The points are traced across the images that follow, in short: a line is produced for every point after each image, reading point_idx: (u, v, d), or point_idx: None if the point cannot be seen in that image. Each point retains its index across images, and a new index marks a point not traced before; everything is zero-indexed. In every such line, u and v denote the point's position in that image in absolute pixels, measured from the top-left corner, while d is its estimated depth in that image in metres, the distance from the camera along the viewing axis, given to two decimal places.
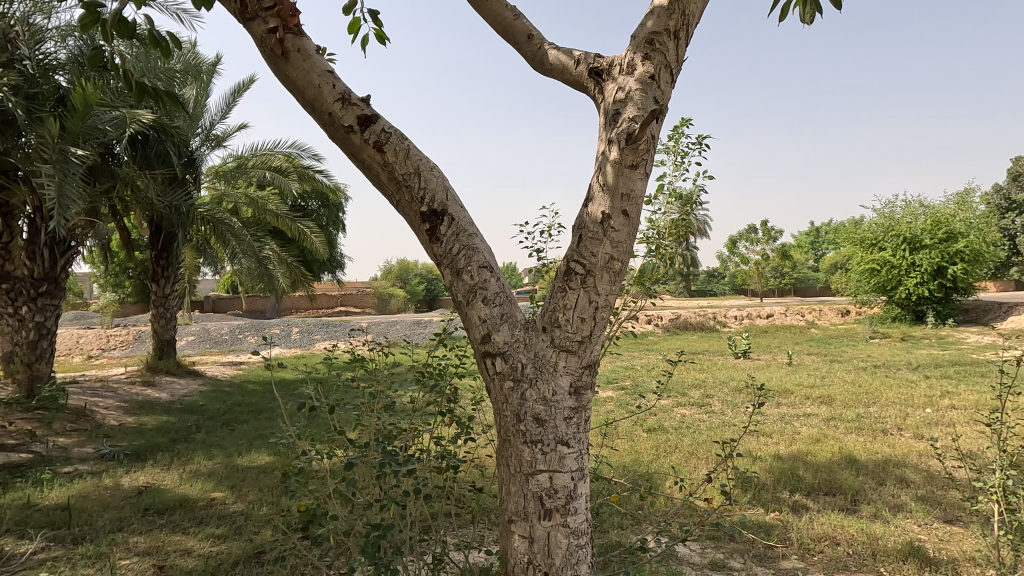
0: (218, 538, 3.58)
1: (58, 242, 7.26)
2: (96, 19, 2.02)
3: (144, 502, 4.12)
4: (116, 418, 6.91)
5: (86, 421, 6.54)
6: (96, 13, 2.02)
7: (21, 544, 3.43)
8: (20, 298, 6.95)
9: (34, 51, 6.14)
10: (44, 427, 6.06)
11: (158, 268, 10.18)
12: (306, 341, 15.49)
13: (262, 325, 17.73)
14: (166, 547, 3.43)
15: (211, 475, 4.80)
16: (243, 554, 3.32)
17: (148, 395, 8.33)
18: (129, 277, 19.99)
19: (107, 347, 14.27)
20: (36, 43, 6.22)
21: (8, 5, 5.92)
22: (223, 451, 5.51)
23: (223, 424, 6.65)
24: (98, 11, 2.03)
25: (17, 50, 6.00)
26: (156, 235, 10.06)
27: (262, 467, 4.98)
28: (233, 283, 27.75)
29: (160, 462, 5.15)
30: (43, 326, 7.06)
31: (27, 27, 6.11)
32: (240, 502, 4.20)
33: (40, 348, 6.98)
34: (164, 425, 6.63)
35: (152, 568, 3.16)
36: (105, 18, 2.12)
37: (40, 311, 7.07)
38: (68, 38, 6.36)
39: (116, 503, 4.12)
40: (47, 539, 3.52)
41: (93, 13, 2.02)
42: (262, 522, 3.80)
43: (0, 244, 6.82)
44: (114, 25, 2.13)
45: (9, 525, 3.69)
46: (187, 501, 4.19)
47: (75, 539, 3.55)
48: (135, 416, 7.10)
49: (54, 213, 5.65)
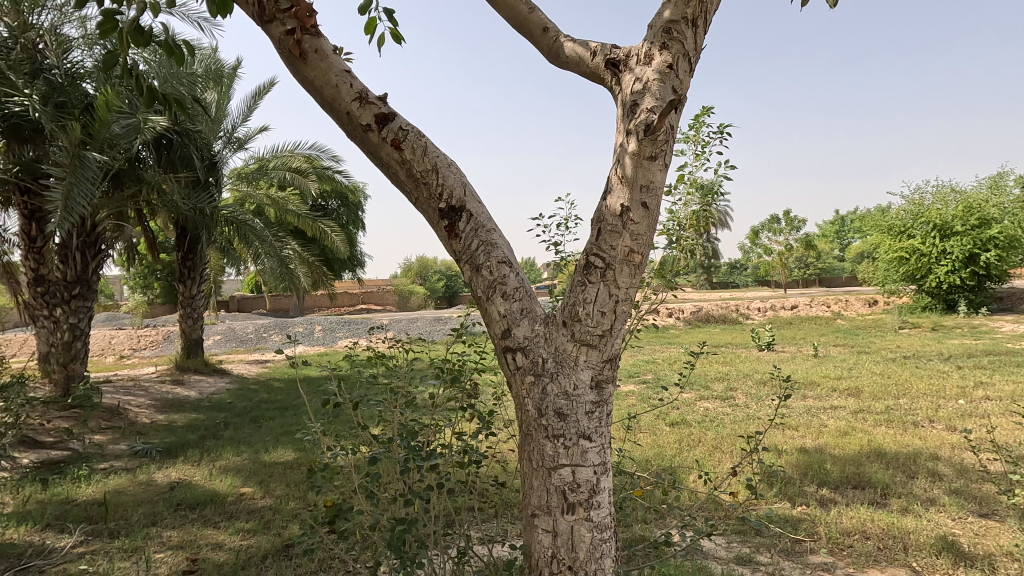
0: (248, 532, 3.68)
1: (90, 245, 7.48)
2: (113, 27, 2.07)
3: (176, 497, 4.25)
4: (148, 416, 7.12)
5: (120, 419, 6.75)
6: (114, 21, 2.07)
7: (62, 538, 3.57)
8: (55, 300, 7.22)
9: (61, 60, 6.42)
10: (80, 425, 6.28)
11: (184, 270, 10.40)
12: (328, 338, 15.73)
13: (285, 323, 17.95)
14: (198, 541, 3.53)
15: (240, 471, 4.91)
16: (272, 548, 3.41)
17: (178, 393, 8.56)
18: (157, 278, 20.47)
19: (139, 347, 14.68)
20: (64, 52, 6.50)
21: (36, 17, 6.22)
22: (250, 447, 5.64)
23: (251, 421, 6.81)
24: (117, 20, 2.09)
25: (46, 60, 6.30)
26: (182, 237, 10.27)
27: (288, 463, 5.08)
28: (258, 283, 28.26)
29: (191, 458, 5.29)
30: (77, 327, 7.28)
31: (55, 37, 6.39)
32: (268, 497, 4.30)
33: (75, 349, 7.20)
34: (193, 422, 6.80)
35: (185, 561, 3.26)
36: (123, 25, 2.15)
37: (74, 313, 7.30)
38: (93, 46, 6.58)
39: (150, 498, 4.26)
40: (86, 533, 3.65)
41: (112, 22, 2.07)
42: (289, 517, 3.90)
43: (36, 247, 7.05)
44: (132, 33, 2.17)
45: (49, 519, 3.84)
46: (218, 496, 4.30)
47: (112, 533, 3.67)
48: (166, 414, 7.31)
49: (58, 218, 5.67)
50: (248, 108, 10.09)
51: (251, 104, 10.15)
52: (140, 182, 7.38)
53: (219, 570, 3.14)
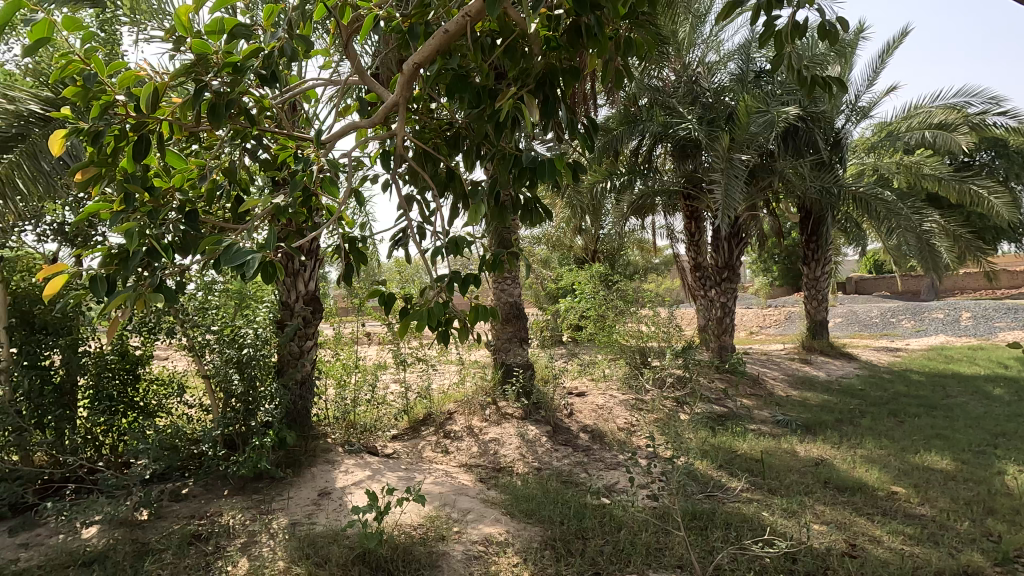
0: (910, 539, 3.31)
1: (734, 235, 8.69)
2: (773, 31, 2.27)
3: (824, 475, 4.34)
4: (784, 390, 7.70)
5: (761, 389, 7.59)
6: (774, 26, 2.27)
7: (732, 480, 4.28)
8: (710, 283, 8.84)
9: (711, 83, 7.85)
10: (733, 387, 7.45)
11: (809, 252, 10.64)
12: (982, 329, 12.58)
13: (919, 307, 15.58)
14: (853, 527, 3.47)
15: (886, 466, 4.54)
16: (947, 567, 2.95)
17: (808, 372, 8.87)
18: (776, 262, 22.06)
19: (765, 325, 16.23)
20: (712, 76, 7.91)
21: (692, 55, 7.82)
22: (894, 443, 5.13)
23: (890, 414, 6.21)
24: (777, 24, 2.27)
25: (701, 87, 7.86)
26: (806, 220, 10.40)
27: (949, 474, 4.31)
28: (878, 263, 25.87)
29: (831, 439, 5.31)
30: (726, 305, 8.67)
31: (705, 65, 7.85)
32: (929, 507, 3.77)
33: (725, 324, 8.61)
34: (827, 403, 6.84)
35: (844, 541, 3.27)
36: (783, 28, 2.35)
37: (723, 293, 8.72)
38: (730, 61, 7.78)
39: (799, 468, 4.54)
40: (750, 482, 4.26)
41: (772, 27, 2.27)
42: (964, 540, 3.28)
43: (696, 240, 8.86)
44: (791, 31, 2.34)
45: (723, 461, 4.69)
46: (868, 487, 4.10)
47: (771, 489, 4.12)
48: (800, 390, 7.69)
49: (719, 214, 6.83)
50: (874, 70, 9.24)
51: (878, 65, 9.23)
52: (771, 172, 8.03)
53: (885, 567, 2.95)
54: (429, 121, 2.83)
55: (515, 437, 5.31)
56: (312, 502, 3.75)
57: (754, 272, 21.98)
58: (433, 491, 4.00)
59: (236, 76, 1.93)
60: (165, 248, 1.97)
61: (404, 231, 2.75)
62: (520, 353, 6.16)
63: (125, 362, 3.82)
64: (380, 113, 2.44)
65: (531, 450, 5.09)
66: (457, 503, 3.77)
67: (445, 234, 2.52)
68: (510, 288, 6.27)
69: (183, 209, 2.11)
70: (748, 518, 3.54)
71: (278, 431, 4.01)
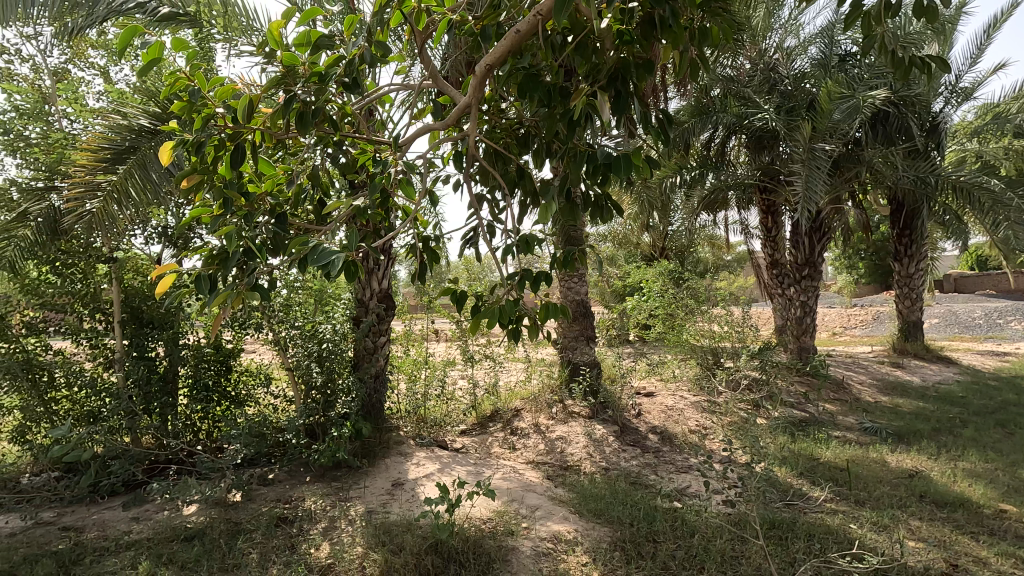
0: (1021, 563, 3.01)
1: (815, 230, 8.19)
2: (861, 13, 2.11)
3: (919, 487, 4.01)
4: (872, 395, 7.18)
5: (847, 393, 7.12)
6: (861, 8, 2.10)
7: (814, 489, 4.05)
8: (789, 281, 8.38)
9: (790, 69, 7.43)
10: (815, 391, 7.03)
11: (901, 247, 9.87)
12: None
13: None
14: (954, 546, 3.19)
15: (993, 481, 4.14)
16: None
17: (900, 376, 8.22)
18: (862, 258, 20.61)
19: (849, 326, 15.20)
20: (791, 62, 7.48)
21: (769, 41, 7.43)
22: (1003, 456, 4.67)
23: (997, 424, 5.65)
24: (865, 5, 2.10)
25: (778, 74, 7.47)
26: (898, 212, 9.70)
27: None
28: (982, 258, 23.58)
29: (927, 450, 4.90)
30: (806, 304, 8.19)
31: (783, 51, 7.44)
32: None
33: (805, 324, 8.14)
34: (922, 411, 6.32)
35: (943, 561, 3.02)
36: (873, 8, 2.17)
37: (804, 292, 8.25)
38: (812, 46, 7.34)
39: (891, 480, 4.22)
40: (834, 492, 4.01)
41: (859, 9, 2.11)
42: None
43: (773, 236, 8.44)
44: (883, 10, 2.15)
45: (803, 469, 4.44)
46: (972, 504, 3.76)
47: (858, 501, 3.86)
48: (890, 396, 7.15)
49: (798, 208, 6.46)
50: (979, 47, 8.41)
51: (984, 41, 8.39)
52: (858, 162, 7.51)
53: None
54: (500, 121, 2.86)
55: (582, 436, 5.27)
56: (386, 492, 3.90)
57: (837, 269, 20.63)
58: (501, 486, 4.06)
59: (321, 85, 2.05)
60: (259, 249, 2.11)
61: (475, 230, 2.79)
62: (587, 352, 6.11)
63: (219, 354, 4.12)
64: (453, 115, 2.50)
65: (598, 449, 5.04)
66: (525, 500, 3.80)
67: (516, 232, 2.54)
68: (577, 286, 6.23)
69: (273, 212, 2.25)
70: (833, 530, 3.34)
71: (354, 423, 4.20)
